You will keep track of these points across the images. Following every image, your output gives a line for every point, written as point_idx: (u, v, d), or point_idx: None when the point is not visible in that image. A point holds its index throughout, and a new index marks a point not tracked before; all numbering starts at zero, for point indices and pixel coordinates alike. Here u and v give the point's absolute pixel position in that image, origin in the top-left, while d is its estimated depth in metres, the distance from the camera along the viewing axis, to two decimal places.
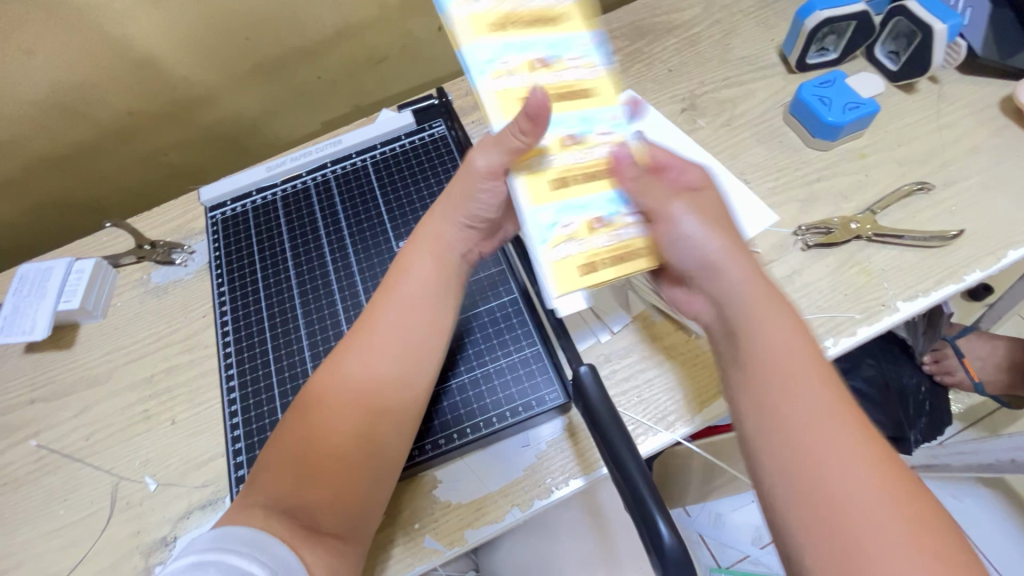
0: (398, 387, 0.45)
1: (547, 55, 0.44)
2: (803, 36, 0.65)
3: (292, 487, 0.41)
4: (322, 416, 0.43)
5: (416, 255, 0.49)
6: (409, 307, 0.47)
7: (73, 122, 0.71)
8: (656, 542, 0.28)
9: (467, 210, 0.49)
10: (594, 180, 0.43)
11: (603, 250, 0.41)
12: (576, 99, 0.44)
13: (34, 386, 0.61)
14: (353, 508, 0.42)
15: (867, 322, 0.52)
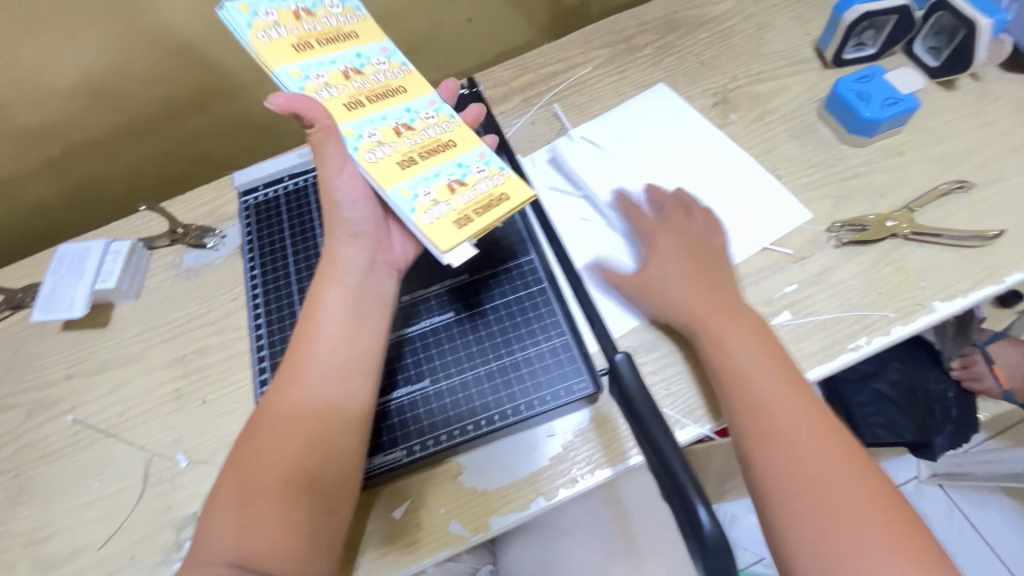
0: (329, 416, 0.44)
1: (353, 66, 0.48)
2: (840, 30, 0.64)
3: (245, 535, 0.40)
4: (259, 457, 0.43)
5: (329, 279, 0.47)
6: (324, 338, 0.46)
7: (111, 107, 0.73)
8: (697, 530, 0.28)
9: (353, 224, 0.48)
10: (436, 154, 0.47)
11: (470, 205, 0.45)
12: (389, 99, 0.48)
13: (71, 363, 0.62)
14: (313, 543, 0.41)
15: (902, 321, 0.51)
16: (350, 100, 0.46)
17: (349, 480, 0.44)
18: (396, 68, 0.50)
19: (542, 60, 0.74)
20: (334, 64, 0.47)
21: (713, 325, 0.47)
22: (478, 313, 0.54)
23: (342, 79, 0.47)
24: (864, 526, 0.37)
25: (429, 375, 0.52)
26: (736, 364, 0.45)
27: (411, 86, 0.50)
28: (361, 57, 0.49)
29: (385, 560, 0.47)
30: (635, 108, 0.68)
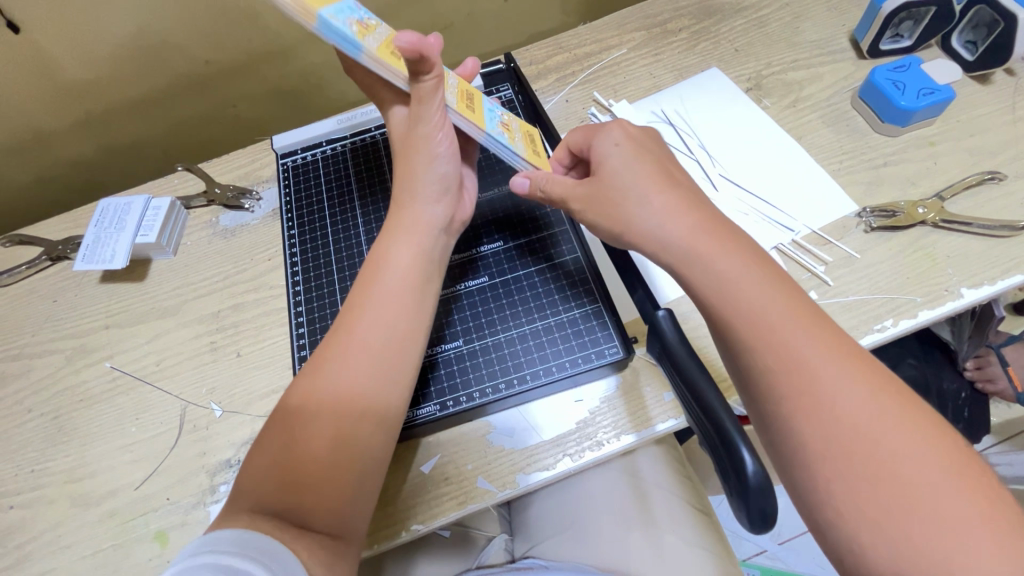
0: (387, 380, 0.45)
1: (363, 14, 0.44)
2: (878, 21, 0.64)
3: (289, 483, 0.40)
4: (317, 407, 0.43)
5: (397, 240, 0.48)
6: (393, 298, 0.46)
7: (153, 68, 0.74)
8: (741, 473, 0.29)
9: (437, 184, 0.49)
10: (472, 101, 0.51)
11: (525, 139, 0.54)
12: None
13: (108, 314, 0.64)
14: (338, 503, 0.41)
15: (929, 305, 0.52)
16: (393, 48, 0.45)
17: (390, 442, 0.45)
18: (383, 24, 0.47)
19: (578, 40, 0.75)
20: (349, 12, 0.43)
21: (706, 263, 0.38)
22: (510, 279, 0.55)
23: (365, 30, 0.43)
24: (950, 506, 0.30)
25: (463, 335, 0.53)
26: (753, 320, 0.36)
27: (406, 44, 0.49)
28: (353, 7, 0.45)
29: (412, 512, 0.48)
30: (687, 88, 0.69)
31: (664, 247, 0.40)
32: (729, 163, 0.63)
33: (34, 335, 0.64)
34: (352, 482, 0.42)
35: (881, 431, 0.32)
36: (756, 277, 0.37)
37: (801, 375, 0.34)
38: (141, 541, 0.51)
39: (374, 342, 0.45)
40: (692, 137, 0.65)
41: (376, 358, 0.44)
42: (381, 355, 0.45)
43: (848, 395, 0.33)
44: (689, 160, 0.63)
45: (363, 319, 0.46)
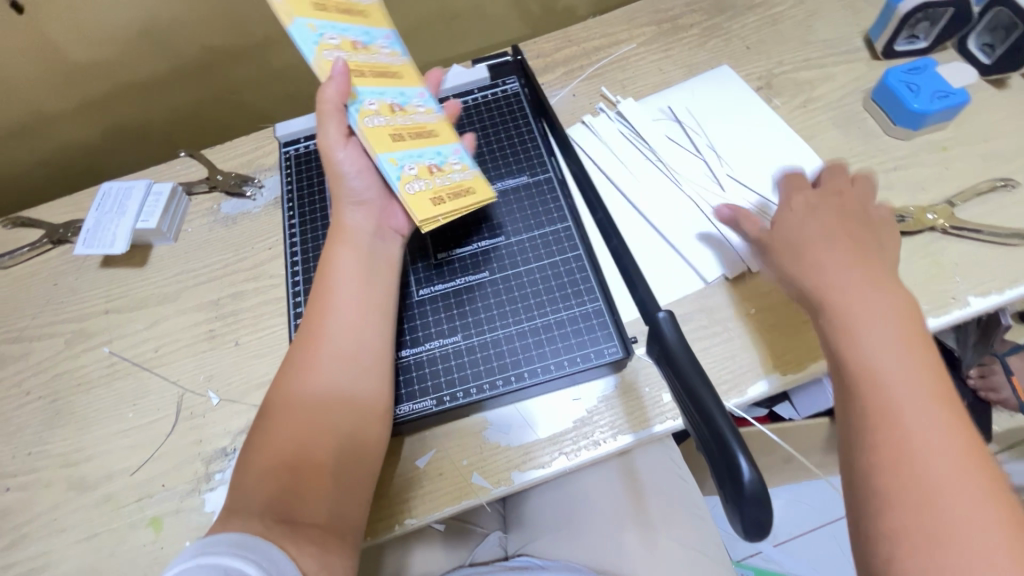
0: (351, 383, 0.45)
1: (357, 37, 0.49)
2: (894, 21, 0.63)
3: (279, 491, 0.40)
4: (286, 415, 0.43)
5: (338, 254, 0.49)
6: (346, 302, 0.48)
7: (157, 52, 0.73)
8: (736, 478, 0.29)
9: (355, 193, 0.51)
10: (422, 137, 0.49)
11: (430, 190, 0.46)
12: (386, 78, 0.50)
13: (108, 298, 0.64)
14: (327, 495, 0.41)
15: (935, 313, 0.51)
16: (354, 68, 0.48)
17: (377, 435, 0.45)
18: (394, 56, 0.52)
19: (586, 34, 0.74)
20: (345, 32, 0.49)
21: (844, 306, 0.40)
22: (509, 276, 0.54)
23: (347, 47, 0.48)
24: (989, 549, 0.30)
25: (462, 330, 0.52)
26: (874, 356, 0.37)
27: (407, 77, 0.52)
28: (369, 36, 0.51)
29: (405, 506, 0.48)
30: (697, 86, 0.68)
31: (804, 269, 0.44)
32: (736, 163, 0.62)
33: (35, 317, 0.64)
34: (340, 476, 0.42)
35: (958, 501, 0.31)
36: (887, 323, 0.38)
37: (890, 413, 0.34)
38: (135, 527, 0.51)
39: (322, 350, 0.46)
40: (702, 136, 0.64)
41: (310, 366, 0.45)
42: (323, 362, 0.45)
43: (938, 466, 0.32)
44: (696, 160, 0.62)
45: (311, 331, 0.47)
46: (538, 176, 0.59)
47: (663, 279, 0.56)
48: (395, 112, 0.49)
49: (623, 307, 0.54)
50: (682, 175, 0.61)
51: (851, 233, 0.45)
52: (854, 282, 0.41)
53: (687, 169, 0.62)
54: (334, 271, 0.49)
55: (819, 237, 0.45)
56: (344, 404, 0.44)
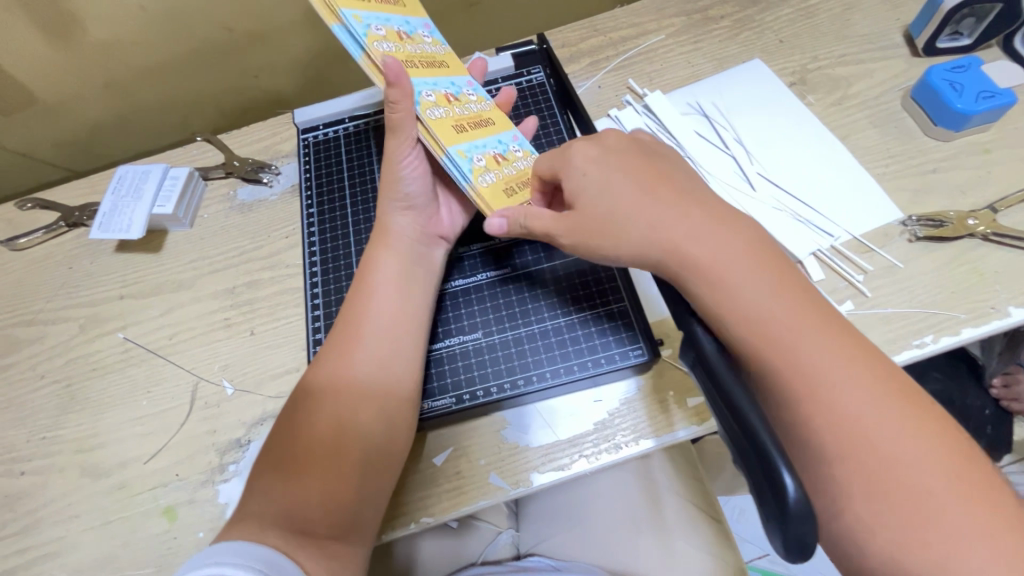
0: (382, 384, 0.45)
1: (400, 27, 0.48)
2: (938, 17, 0.60)
3: (310, 493, 0.40)
4: (324, 411, 0.43)
5: (381, 254, 0.49)
6: (383, 303, 0.47)
7: (174, 33, 0.72)
8: (780, 496, 0.27)
9: (407, 196, 0.50)
10: (482, 127, 0.49)
11: (502, 182, 0.46)
12: (434, 67, 0.49)
13: (123, 284, 0.63)
14: (344, 500, 0.41)
15: (973, 323, 0.49)
16: (405, 58, 0.46)
17: (404, 439, 0.44)
18: (437, 44, 0.52)
19: (613, 24, 0.72)
20: (389, 22, 0.47)
21: (718, 264, 0.36)
22: (534, 272, 0.53)
23: (394, 37, 0.47)
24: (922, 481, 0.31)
25: (482, 327, 0.51)
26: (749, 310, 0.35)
27: (455, 71, 0.52)
28: (410, 26, 0.50)
29: (422, 504, 0.48)
30: (730, 79, 0.66)
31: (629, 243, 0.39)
32: (769, 162, 0.60)
33: (50, 300, 0.63)
34: (360, 480, 0.42)
35: (900, 452, 0.32)
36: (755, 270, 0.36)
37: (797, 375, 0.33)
38: (149, 516, 0.51)
39: (359, 354, 0.45)
40: (734, 133, 0.62)
41: (355, 375, 0.44)
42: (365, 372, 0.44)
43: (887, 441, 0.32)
44: (727, 158, 0.61)
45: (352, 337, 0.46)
46: None
47: None
48: (452, 103, 0.48)
49: (649, 307, 0.53)
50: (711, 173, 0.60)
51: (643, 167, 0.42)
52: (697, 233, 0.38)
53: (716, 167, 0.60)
54: (375, 271, 0.48)
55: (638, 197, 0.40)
56: (385, 416, 0.44)
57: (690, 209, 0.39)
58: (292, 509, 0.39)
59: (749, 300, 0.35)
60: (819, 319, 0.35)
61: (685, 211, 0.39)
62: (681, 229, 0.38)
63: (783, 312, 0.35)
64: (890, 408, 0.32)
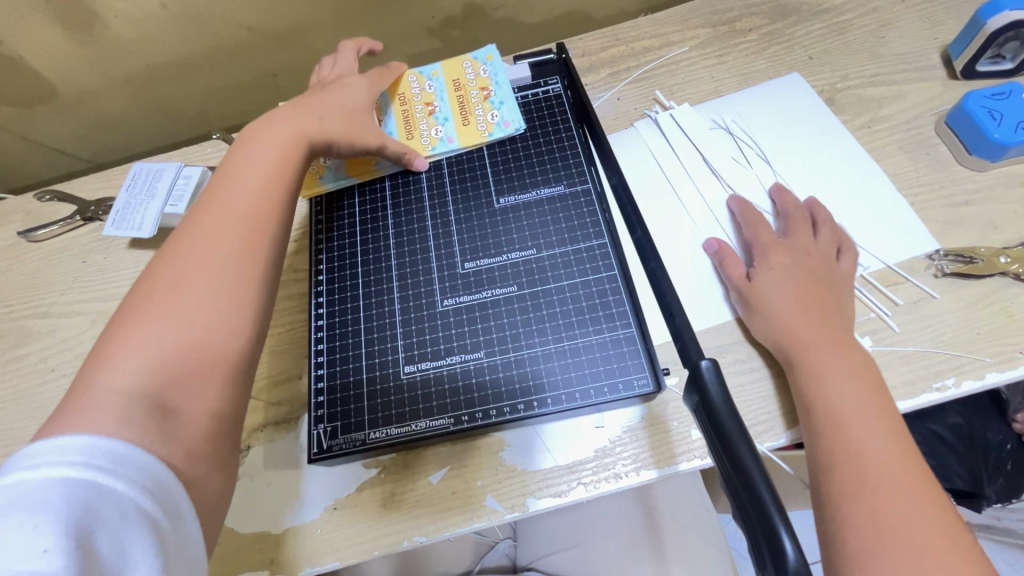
0: (228, 257, 0.40)
1: (437, 110, 0.61)
2: (979, 39, 0.57)
3: (120, 360, 0.34)
4: (162, 281, 0.38)
5: (258, 146, 0.47)
6: (246, 185, 0.44)
7: (194, 31, 0.72)
8: (779, 564, 0.26)
9: (295, 125, 0.49)
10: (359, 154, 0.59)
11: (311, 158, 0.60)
12: (407, 122, 0.60)
13: (135, 280, 0.64)
14: (178, 381, 0.35)
15: (998, 367, 0.47)
16: (406, 98, 0.61)
17: (241, 327, 0.39)
18: (432, 137, 0.60)
19: (635, 33, 0.70)
20: (439, 100, 0.61)
21: (820, 362, 0.44)
22: (539, 292, 0.52)
23: (426, 103, 0.61)
24: None
25: (485, 347, 0.50)
26: (833, 403, 0.43)
27: (414, 142, 0.60)
28: (446, 121, 0.60)
29: (415, 523, 0.47)
30: (762, 94, 0.63)
31: (769, 321, 0.48)
32: (796, 182, 0.58)
33: (64, 293, 0.64)
34: (188, 361, 0.36)
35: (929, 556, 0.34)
36: (850, 375, 0.44)
37: (858, 466, 0.39)
38: None
39: (194, 242, 0.40)
40: (764, 151, 0.60)
41: (185, 259, 0.39)
42: (198, 258, 0.39)
43: (903, 488, 0.37)
44: (755, 176, 0.59)
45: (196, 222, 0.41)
46: (575, 186, 0.56)
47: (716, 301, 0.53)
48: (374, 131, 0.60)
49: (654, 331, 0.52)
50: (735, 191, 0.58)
51: (811, 273, 0.49)
52: (818, 335, 0.46)
53: (742, 186, 0.58)
54: (249, 158, 0.46)
55: (790, 293, 0.48)
56: (214, 306, 0.38)
57: (815, 316, 0.47)
58: (119, 379, 0.33)
59: (837, 391, 0.43)
60: (895, 433, 0.40)
61: (812, 315, 0.47)
62: (805, 327, 0.46)
63: (856, 407, 0.42)
64: (935, 519, 0.36)
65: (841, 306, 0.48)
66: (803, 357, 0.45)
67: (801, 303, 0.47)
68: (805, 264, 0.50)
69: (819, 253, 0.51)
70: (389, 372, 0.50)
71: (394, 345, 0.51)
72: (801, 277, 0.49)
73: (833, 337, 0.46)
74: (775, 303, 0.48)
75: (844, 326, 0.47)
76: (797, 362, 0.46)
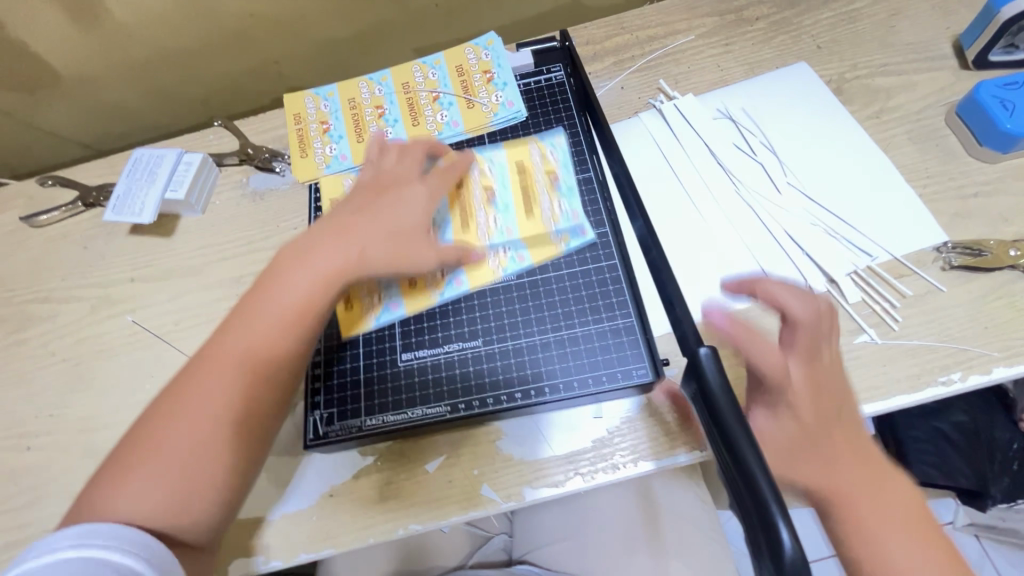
0: (241, 398, 0.41)
1: (498, 198, 0.55)
2: (992, 28, 0.56)
3: (140, 477, 0.38)
4: (186, 402, 0.41)
5: (298, 266, 0.45)
6: (273, 315, 0.43)
7: (195, 17, 0.71)
8: (775, 551, 0.26)
9: (334, 258, 0.45)
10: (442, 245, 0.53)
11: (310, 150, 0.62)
12: (466, 217, 0.54)
13: (135, 266, 0.64)
14: (184, 502, 0.39)
15: (1006, 362, 0.46)
16: (408, 87, 0.62)
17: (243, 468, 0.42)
18: (491, 229, 0.54)
19: (641, 22, 0.69)
20: (444, 86, 0.61)
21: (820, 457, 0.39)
22: (539, 281, 0.51)
23: (484, 187, 0.55)
24: None
25: (483, 335, 0.50)
26: (831, 481, 0.38)
27: (470, 234, 0.53)
28: (508, 209, 0.54)
29: (410, 511, 0.47)
30: (768, 83, 0.62)
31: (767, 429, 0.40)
32: (801, 172, 0.57)
33: (65, 279, 0.64)
34: (193, 487, 0.39)
35: None
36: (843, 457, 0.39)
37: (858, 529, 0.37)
38: None
39: (205, 385, 0.41)
40: (769, 140, 0.59)
41: (193, 397, 0.41)
42: (202, 405, 0.40)
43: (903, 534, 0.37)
44: (758, 166, 0.58)
45: (207, 359, 0.42)
46: (577, 175, 0.56)
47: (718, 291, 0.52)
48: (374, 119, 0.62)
49: (655, 322, 0.51)
50: (739, 180, 0.57)
51: (812, 360, 0.41)
52: (817, 438, 0.39)
53: (746, 175, 0.58)
54: (286, 282, 0.44)
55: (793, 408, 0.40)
56: (223, 442, 0.40)
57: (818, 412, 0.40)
58: (134, 500, 0.38)
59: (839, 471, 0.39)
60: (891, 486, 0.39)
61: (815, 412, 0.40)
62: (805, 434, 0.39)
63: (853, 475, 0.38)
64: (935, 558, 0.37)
65: (843, 390, 0.41)
66: (810, 468, 0.39)
67: (802, 408, 0.40)
68: (805, 352, 0.41)
69: (823, 342, 0.42)
70: (386, 359, 0.50)
71: (391, 331, 0.51)
72: (802, 373, 0.41)
73: (831, 429, 0.39)
74: (776, 432, 0.40)
75: (844, 403, 0.41)
76: (799, 467, 0.39)
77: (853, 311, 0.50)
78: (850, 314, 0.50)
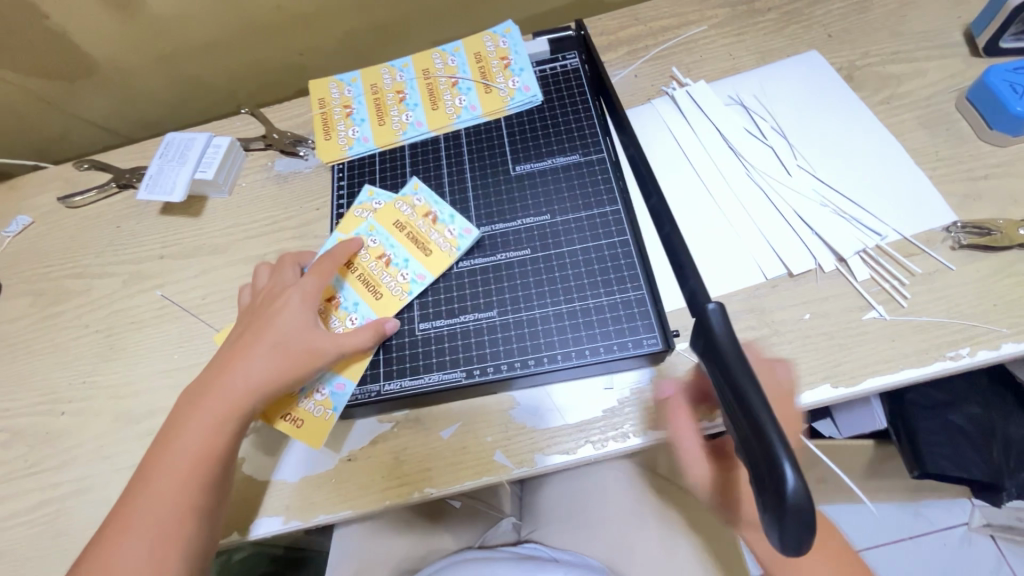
0: (186, 500, 0.43)
1: (392, 256, 0.54)
2: (1002, 14, 0.57)
3: None
4: (132, 523, 0.42)
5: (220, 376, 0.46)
6: (204, 421, 0.45)
7: (226, 9, 0.75)
8: (779, 487, 0.27)
9: (248, 365, 0.46)
10: (362, 285, 0.53)
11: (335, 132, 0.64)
12: (367, 282, 0.53)
13: (165, 244, 0.66)
14: None
15: (1015, 338, 0.47)
16: (427, 74, 0.64)
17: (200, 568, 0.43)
18: (400, 279, 0.53)
19: (655, 13, 0.71)
20: (462, 73, 0.64)
21: None
22: (553, 254, 0.53)
23: (369, 252, 0.54)
24: None
25: (498, 306, 0.52)
26: None
27: (385, 298, 0.52)
28: (406, 262, 0.54)
29: (425, 475, 0.49)
30: (778, 71, 0.64)
31: None
32: (811, 155, 0.58)
33: (98, 255, 0.67)
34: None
35: None
36: None
37: None
38: None
39: (123, 548, 0.41)
40: (779, 125, 0.60)
41: (131, 533, 0.42)
42: (144, 535, 0.41)
43: None
44: (769, 148, 0.59)
45: (144, 473, 0.44)
46: (590, 156, 0.57)
47: (728, 267, 0.54)
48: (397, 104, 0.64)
49: (668, 297, 0.52)
50: (750, 161, 0.59)
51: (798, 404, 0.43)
52: None
53: (756, 157, 0.59)
54: (213, 394, 0.46)
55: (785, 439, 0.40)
56: (171, 547, 0.42)
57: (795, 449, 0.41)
58: None
59: None
60: None
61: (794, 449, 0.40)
62: None
63: None
64: None
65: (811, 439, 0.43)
66: None
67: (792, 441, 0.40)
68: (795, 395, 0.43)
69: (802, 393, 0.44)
70: (404, 328, 0.52)
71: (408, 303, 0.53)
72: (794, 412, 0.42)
73: None
74: None
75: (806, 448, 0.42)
76: None
77: (862, 288, 0.51)
78: (861, 290, 0.51)
